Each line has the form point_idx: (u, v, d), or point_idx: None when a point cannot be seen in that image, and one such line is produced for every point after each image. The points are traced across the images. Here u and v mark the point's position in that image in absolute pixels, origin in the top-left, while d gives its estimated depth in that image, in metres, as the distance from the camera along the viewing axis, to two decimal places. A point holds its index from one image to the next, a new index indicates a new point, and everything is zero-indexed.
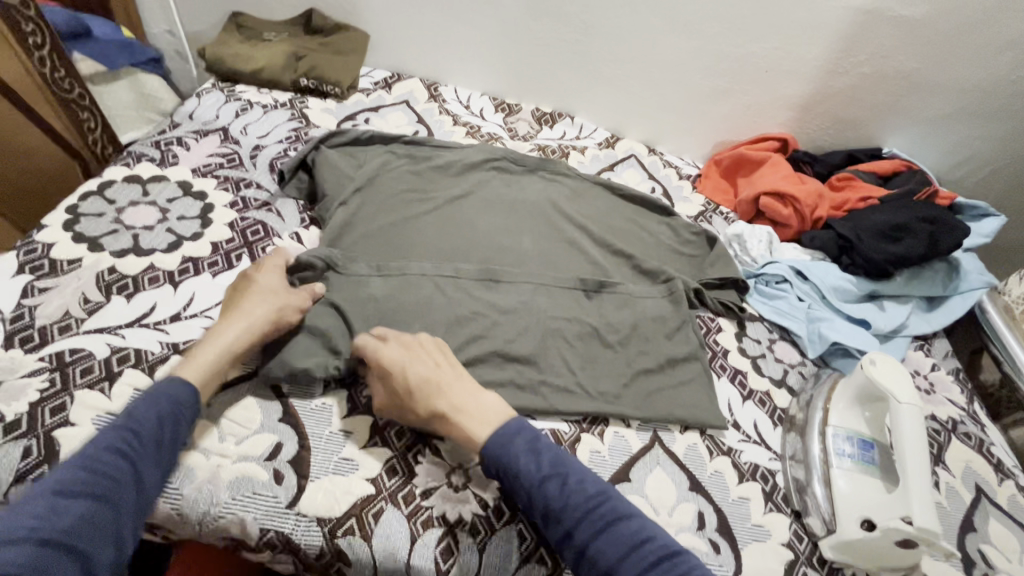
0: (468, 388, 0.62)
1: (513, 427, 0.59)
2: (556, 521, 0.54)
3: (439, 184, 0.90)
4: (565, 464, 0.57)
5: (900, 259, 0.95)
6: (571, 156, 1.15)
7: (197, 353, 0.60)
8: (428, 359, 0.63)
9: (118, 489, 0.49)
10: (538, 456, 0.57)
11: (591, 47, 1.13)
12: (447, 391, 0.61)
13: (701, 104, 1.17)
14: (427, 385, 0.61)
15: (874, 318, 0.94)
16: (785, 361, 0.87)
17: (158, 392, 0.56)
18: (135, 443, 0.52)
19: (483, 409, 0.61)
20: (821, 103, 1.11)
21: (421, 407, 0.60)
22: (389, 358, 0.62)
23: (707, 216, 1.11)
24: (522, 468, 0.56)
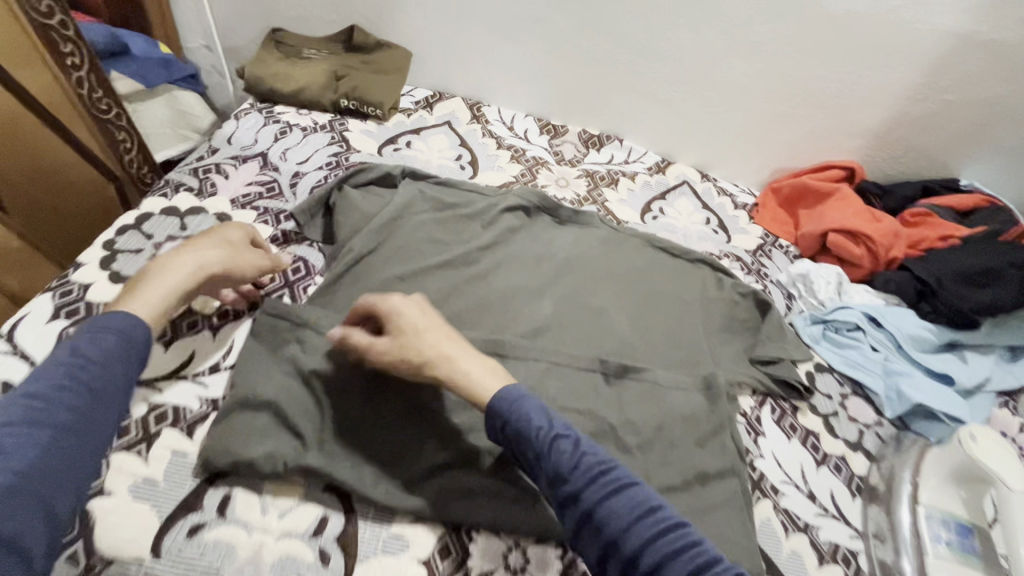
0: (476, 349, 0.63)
1: (524, 389, 0.59)
2: (564, 482, 0.52)
3: (467, 234, 0.87)
4: (575, 430, 0.56)
5: (988, 307, 0.86)
6: (620, 184, 1.08)
7: (147, 283, 0.58)
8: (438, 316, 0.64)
9: (72, 418, 0.47)
10: (550, 418, 0.56)
11: (647, 67, 1.06)
12: (455, 344, 0.62)
13: (761, 129, 1.10)
14: (436, 335, 0.62)
15: (957, 372, 0.86)
16: (860, 421, 0.80)
17: (105, 324, 0.53)
18: (85, 375, 0.49)
19: (485, 363, 0.61)
20: (895, 130, 1.03)
21: (426, 354, 0.60)
22: (399, 305, 0.63)
23: (766, 250, 1.04)
24: (535, 425, 0.55)
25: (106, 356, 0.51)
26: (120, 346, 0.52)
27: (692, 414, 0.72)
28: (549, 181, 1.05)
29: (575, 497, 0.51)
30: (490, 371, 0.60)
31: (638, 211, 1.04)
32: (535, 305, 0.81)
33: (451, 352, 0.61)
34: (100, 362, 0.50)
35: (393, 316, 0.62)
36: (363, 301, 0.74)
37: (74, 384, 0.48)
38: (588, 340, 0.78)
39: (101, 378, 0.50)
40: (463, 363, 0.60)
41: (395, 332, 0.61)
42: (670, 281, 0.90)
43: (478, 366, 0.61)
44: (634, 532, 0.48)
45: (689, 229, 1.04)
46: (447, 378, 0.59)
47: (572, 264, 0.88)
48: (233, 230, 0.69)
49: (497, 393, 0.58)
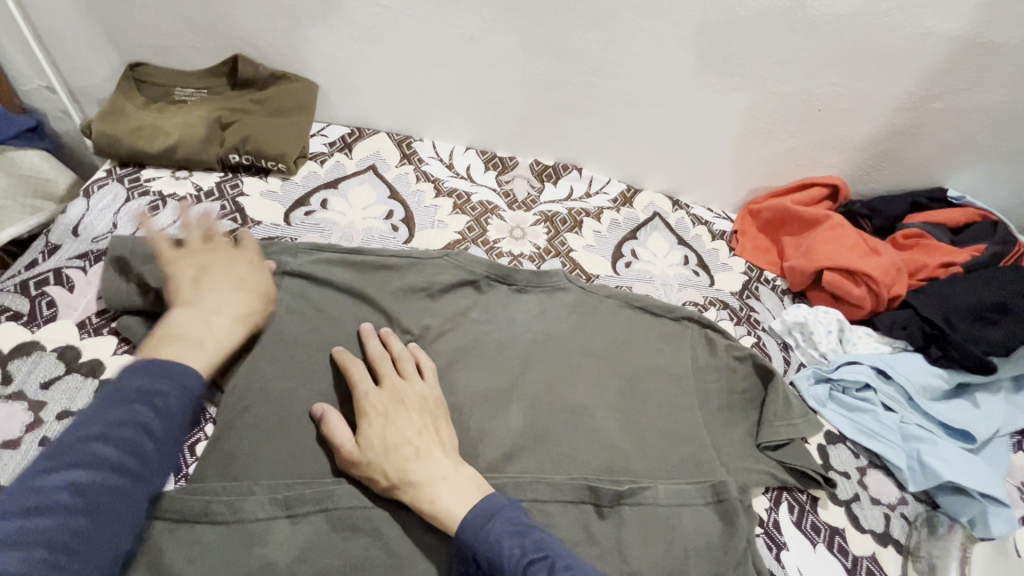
0: (452, 464, 0.56)
1: (496, 503, 0.53)
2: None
3: (410, 323, 0.69)
4: (550, 550, 0.50)
5: (1001, 347, 0.78)
6: (584, 227, 0.93)
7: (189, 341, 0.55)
8: (418, 422, 0.58)
9: (133, 465, 0.46)
10: (520, 537, 0.50)
11: (604, 87, 0.90)
12: (423, 462, 0.55)
13: (734, 150, 0.97)
14: (408, 453, 0.56)
15: (974, 425, 0.76)
16: (884, 503, 0.70)
17: (166, 370, 0.51)
18: (146, 431, 0.47)
19: (456, 480, 0.55)
20: (882, 143, 0.93)
21: (387, 470, 0.55)
22: (377, 407, 0.58)
23: (752, 288, 0.92)
24: (480, 537, 0.51)
25: (164, 408, 0.49)
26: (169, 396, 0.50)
27: (704, 544, 0.60)
28: (502, 233, 0.88)
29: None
30: (458, 493, 0.54)
31: (608, 259, 0.90)
32: (502, 417, 0.66)
33: (419, 471, 0.55)
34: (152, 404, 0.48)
35: (366, 419, 0.57)
36: (275, 450, 0.57)
37: (131, 432, 0.47)
38: (568, 457, 0.64)
39: (158, 431, 0.48)
40: (422, 474, 0.54)
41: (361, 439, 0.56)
42: (660, 350, 0.75)
43: (445, 492, 0.54)
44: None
45: (667, 275, 0.90)
46: (410, 498, 0.54)
47: (542, 347, 0.72)
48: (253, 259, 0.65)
49: (462, 514, 0.52)
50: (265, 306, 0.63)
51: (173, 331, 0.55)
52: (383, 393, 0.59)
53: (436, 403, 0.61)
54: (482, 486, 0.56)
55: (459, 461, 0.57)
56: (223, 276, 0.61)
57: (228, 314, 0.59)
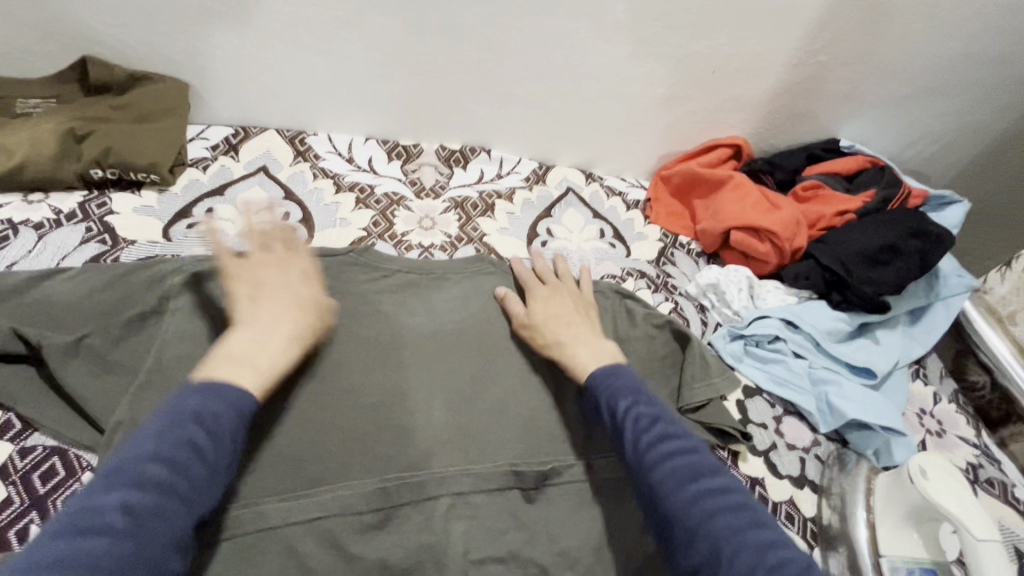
0: (594, 337, 0.68)
1: (621, 366, 0.63)
2: (634, 453, 0.53)
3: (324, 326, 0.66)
4: (658, 406, 0.57)
5: (894, 287, 0.82)
6: (497, 209, 0.91)
7: (249, 357, 0.54)
8: (570, 306, 0.72)
9: (178, 487, 0.44)
10: (635, 393, 0.58)
11: (500, 63, 0.87)
12: (574, 331, 0.69)
13: (638, 117, 0.97)
14: (555, 325, 0.69)
15: (874, 360, 0.81)
16: (799, 447, 0.73)
17: (215, 389, 0.50)
18: (200, 450, 0.46)
19: (600, 347, 0.66)
20: (775, 99, 0.95)
21: (547, 336, 0.68)
22: (540, 296, 0.73)
23: (668, 254, 0.94)
24: (605, 386, 0.60)
25: (215, 430, 0.47)
26: (221, 416, 0.48)
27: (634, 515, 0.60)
28: (410, 224, 0.85)
29: (641, 467, 0.52)
30: (594, 355, 0.65)
31: (524, 240, 0.88)
32: (421, 413, 0.63)
33: (565, 335, 0.68)
34: (201, 422, 0.47)
35: (534, 298, 0.73)
36: None
37: (187, 450, 0.45)
38: (492, 443, 0.62)
39: (208, 453, 0.46)
40: (570, 342, 0.67)
41: (528, 309, 0.71)
42: None
43: (584, 352, 0.66)
44: (688, 500, 0.48)
45: (584, 250, 0.90)
46: (559, 357, 0.67)
47: (453, 338, 0.69)
48: (301, 264, 0.66)
49: (594, 369, 0.63)
50: (319, 323, 0.62)
51: (230, 351, 0.54)
52: (544, 286, 0.75)
53: (586, 299, 0.74)
54: (616, 354, 0.66)
55: (600, 336, 0.69)
56: (279, 288, 0.62)
57: (283, 333, 0.58)
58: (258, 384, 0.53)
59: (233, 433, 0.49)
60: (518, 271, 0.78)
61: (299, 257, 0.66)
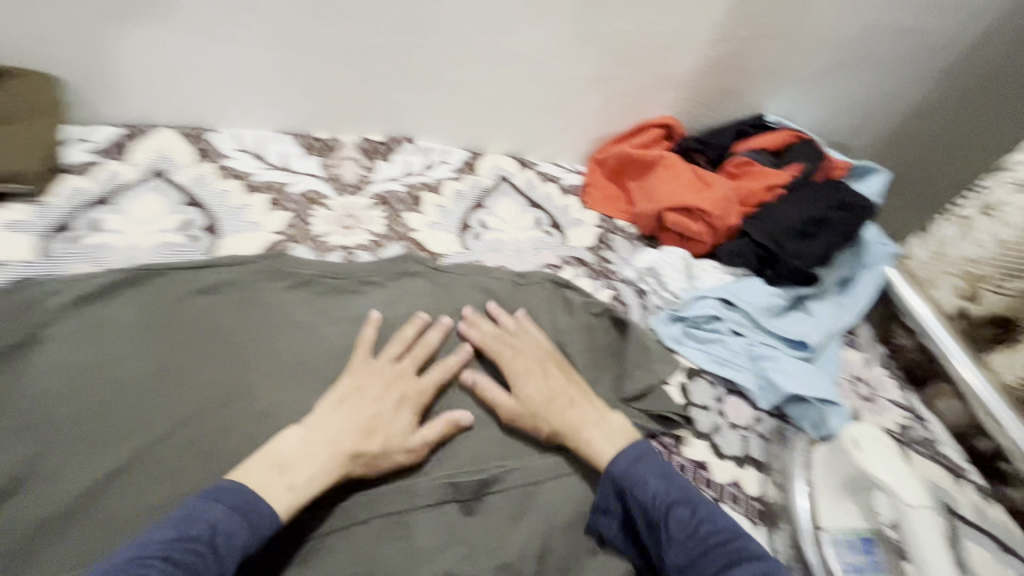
0: (599, 413, 0.64)
1: (640, 449, 0.60)
2: (685, 556, 0.52)
3: (223, 342, 0.62)
4: (690, 492, 0.57)
5: (822, 258, 0.84)
6: (426, 203, 0.86)
7: (298, 467, 0.53)
8: (559, 379, 0.65)
9: None
10: (666, 478, 0.57)
11: (417, 46, 0.81)
12: (577, 410, 0.63)
13: (567, 100, 0.94)
14: (555, 405, 0.63)
15: (809, 333, 0.82)
16: (740, 426, 0.73)
17: (244, 500, 0.50)
18: (203, 561, 0.46)
19: (610, 428, 0.62)
20: (700, 76, 0.94)
21: (550, 419, 0.62)
22: (523, 369, 0.65)
23: (606, 240, 0.92)
24: (636, 477, 0.57)
25: (223, 550, 0.47)
26: (237, 535, 0.48)
27: (579, 515, 0.58)
28: (330, 224, 0.79)
29: (695, 566, 0.51)
30: (608, 436, 0.61)
31: (455, 234, 0.84)
32: None
33: (574, 419, 0.62)
34: (213, 534, 0.47)
35: (517, 377, 0.65)
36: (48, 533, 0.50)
37: (181, 567, 0.45)
38: (427, 453, 0.59)
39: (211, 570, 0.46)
40: (578, 423, 0.62)
41: (516, 391, 0.64)
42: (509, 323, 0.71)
43: (597, 434, 0.61)
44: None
45: (520, 240, 0.86)
46: (570, 445, 0.61)
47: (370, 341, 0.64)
48: (406, 377, 0.63)
49: (613, 458, 0.59)
50: (391, 447, 0.58)
51: (279, 458, 0.53)
52: (520, 355, 0.66)
53: (558, 354, 0.68)
54: (629, 433, 0.63)
55: (604, 408, 0.64)
56: (371, 403, 0.59)
57: (337, 446, 0.56)
58: (286, 505, 0.51)
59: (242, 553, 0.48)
60: (468, 337, 0.68)
61: (406, 371, 0.63)
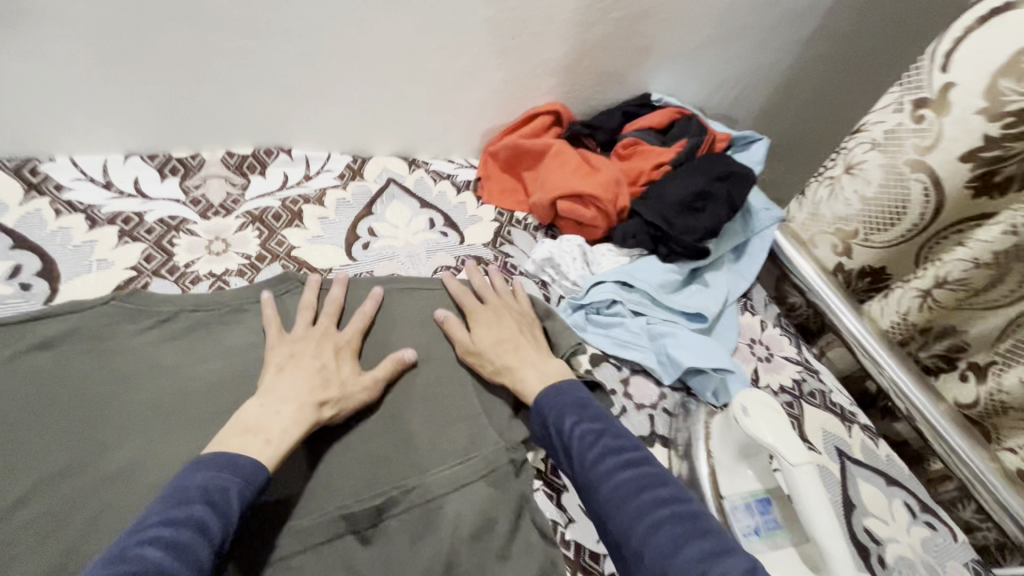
0: (538, 356, 0.67)
1: (569, 383, 0.63)
2: (584, 473, 0.55)
3: (73, 400, 0.56)
4: (603, 421, 0.58)
5: (710, 231, 0.85)
6: (307, 216, 0.81)
7: (268, 416, 0.54)
8: (513, 325, 0.70)
9: (180, 560, 0.41)
10: (580, 408, 0.59)
11: (266, 50, 0.74)
12: (520, 353, 0.67)
13: (450, 94, 0.90)
14: (502, 348, 0.67)
15: (705, 304, 0.85)
16: (645, 404, 0.74)
17: (225, 456, 0.48)
18: (208, 518, 0.44)
19: (550, 366, 0.66)
20: (581, 60, 0.94)
21: (499, 360, 0.66)
22: (479, 316, 0.70)
23: (504, 234, 0.90)
24: (550, 408, 0.60)
25: (222, 504, 0.45)
26: (230, 488, 0.46)
27: (482, 522, 0.56)
28: (196, 252, 0.72)
29: (592, 481, 0.54)
30: (543, 376, 0.65)
31: (342, 246, 0.79)
32: None
33: (517, 359, 0.66)
34: (205, 491, 0.45)
35: (475, 323, 0.69)
36: None
37: (186, 530, 0.43)
38: (322, 487, 0.56)
39: (216, 528, 0.44)
40: (521, 363, 0.66)
41: (472, 335, 0.68)
42: (401, 337, 0.69)
43: (532, 373, 0.65)
44: (631, 513, 0.50)
45: (412, 244, 0.83)
46: (511, 385, 0.65)
47: (248, 378, 0.61)
48: (350, 329, 0.66)
49: (542, 388, 0.63)
50: (349, 390, 0.60)
51: (240, 421, 0.53)
52: (487, 306, 0.72)
53: (529, 316, 0.74)
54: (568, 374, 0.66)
55: (549, 357, 0.68)
56: (314, 355, 0.61)
57: (301, 397, 0.56)
58: (271, 457, 0.51)
59: (240, 504, 0.47)
60: (448, 284, 0.74)
61: (346, 328, 0.66)
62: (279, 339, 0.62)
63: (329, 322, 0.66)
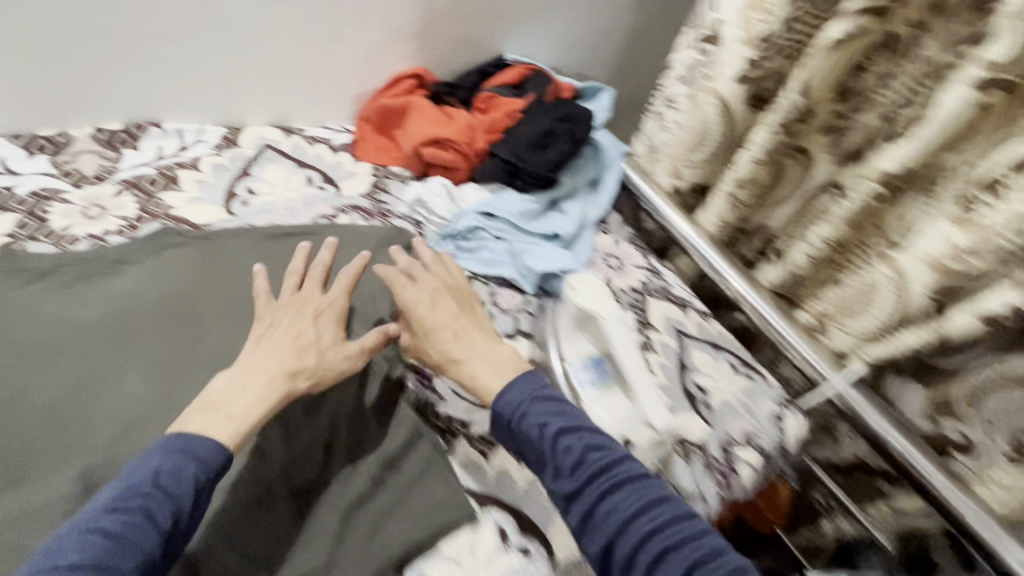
0: (487, 348, 0.67)
1: (538, 381, 0.62)
2: (571, 484, 0.55)
3: None
4: (584, 428, 0.59)
5: (557, 163, 1.00)
6: (183, 180, 0.86)
7: (234, 398, 0.56)
8: (451, 311, 0.69)
9: (129, 542, 0.45)
10: (559, 415, 0.59)
11: (117, 25, 0.79)
12: (462, 344, 0.66)
13: (312, 63, 0.98)
14: (443, 337, 0.67)
15: (560, 226, 0.99)
16: (510, 309, 0.86)
17: (179, 448, 0.51)
18: (156, 501, 0.48)
19: (500, 360, 0.65)
20: (432, 26, 1.04)
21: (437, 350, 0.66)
22: (414, 302, 0.69)
23: (381, 184, 0.99)
24: (526, 417, 0.59)
25: (171, 488, 0.48)
26: (181, 472, 0.49)
27: (359, 404, 0.66)
28: (72, 217, 0.77)
29: (580, 491, 0.54)
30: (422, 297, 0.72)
31: (221, 204, 0.86)
32: (116, 393, 0.61)
33: (462, 353, 0.65)
34: (155, 481, 0.48)
35: (410, 307, 0.69)
36: None
37: (134, 513, 0.47)
38: None
39: (164, 510, 0.48)
40: (466, 352, 0.66)
41: (412, 318, 0.68)
42: (279, 270, 0.77)
43: (481, 367, 0.64)
44: (631, 522, 0.52)
45: (291, 198, 0.91)
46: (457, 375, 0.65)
47: (135, 314, 0.67)
48: (336, 296, 0.68)
49: (501, 385, 0.62)
50: (326, 359, 0.63)
51: (210, 395, 0.56)
52: (417, 286, 0.71)
53: (467, 295, 0.73)
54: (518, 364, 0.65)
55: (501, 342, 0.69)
56: (291, 326, 0.64)
57: (275, 369, 0.59)
58: (231, 433, 0.54)
59: (193, 486, 0.50)
60: (386, 278, 0.71)
61: (330, 295, 0.69)
62: (267, 307, 0.66)
63: (316, 288, 0.69)
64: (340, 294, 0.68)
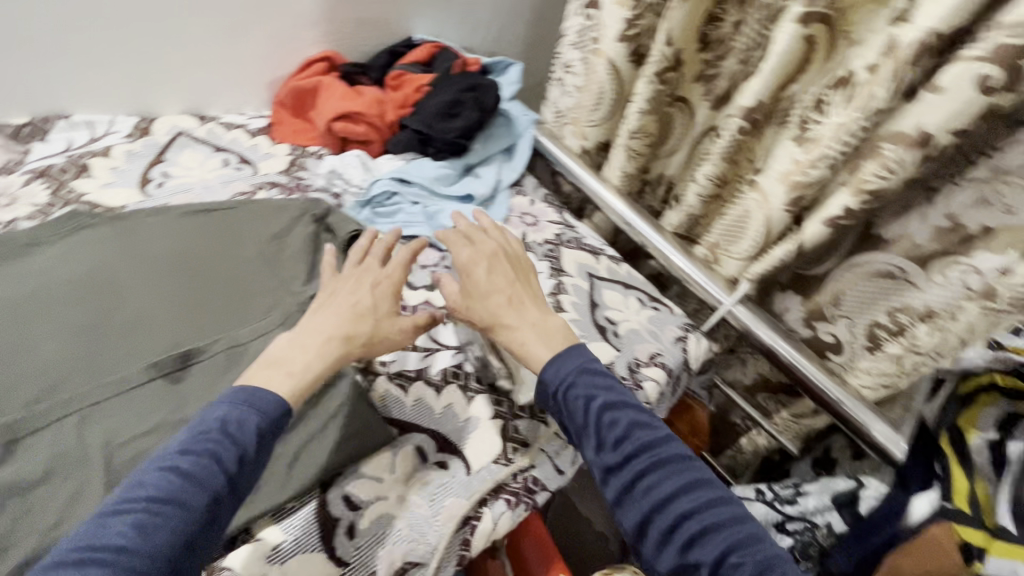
0: (540, 317, 0.71)
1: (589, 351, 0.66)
2: (612, 456, 0.57)
3: None
4: (632, 410, 0.60)
5: (466, 130, 1.06)
6: (95, 167, 0.89)
7: (297, 357, 0.62)
8: (506, 281, 0.74)
9: (202, 480, 0.50)
10: (607, 392, 0.61)
11: (9, 18, 0.80)
12: (515, 311, 0.71)
13: (219, 51, 1.00)
14: (494, 303, 0.71)
15: (473, 189, 1.05)
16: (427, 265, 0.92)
17: (247, 403, 0.55)
18: (224, 444, 0.52)
19: (551, 325, 0.70)
20: (337, 10, 1.07)
21: (487, 314, 0.71)
22: (473, 270, 0.74)
23: (298, 163, 1.03)
24: (574, 391, 0.62)
25: (236, 433, 0.53)
26: (245, 420, 0.54)
27: None
28: None
29: (622, 465, 0.57)
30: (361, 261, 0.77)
31: (136, 188, 0.88)
32: (32, 359, 0.64)
33: (512, 318, 0.70)
34: (223, 427, 0.53)
35: (466, 274, 0.74)
36: None
37: (206, 455, 0.51)
38: (131, 350, 0.68)
39: (232, 453, 0.52)
40: (519, 318, 0.70)
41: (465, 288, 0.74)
42: (196, 241, 0.80)
43: (528, 330, 0.69)
44: (667, 500, 0.54)
45: (207, 179, 0.94)
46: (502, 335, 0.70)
47: (48, 287, 0.70)
48: (397, 268, 0.74)
49: (558, 350, 0.67)
50: (380, 328, 0.68)
51: (273, 357, 0.62)
52: (473, 250, 0.76)
53: (522, 266, 0.78)
54: (568, 335, 0.69)
55: (547, 309, 0.73)
56: (353, 294, 0.70)
57: (334, 331, 0.65)
58: (289, 388, 0.59)
59: (256, 432, 0.54)
60: (444, 240, 0.78)
61: (391, 266, 0.74)
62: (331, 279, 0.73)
63: (377, 261, 0.75)
64: (398, 267, 0.73)
